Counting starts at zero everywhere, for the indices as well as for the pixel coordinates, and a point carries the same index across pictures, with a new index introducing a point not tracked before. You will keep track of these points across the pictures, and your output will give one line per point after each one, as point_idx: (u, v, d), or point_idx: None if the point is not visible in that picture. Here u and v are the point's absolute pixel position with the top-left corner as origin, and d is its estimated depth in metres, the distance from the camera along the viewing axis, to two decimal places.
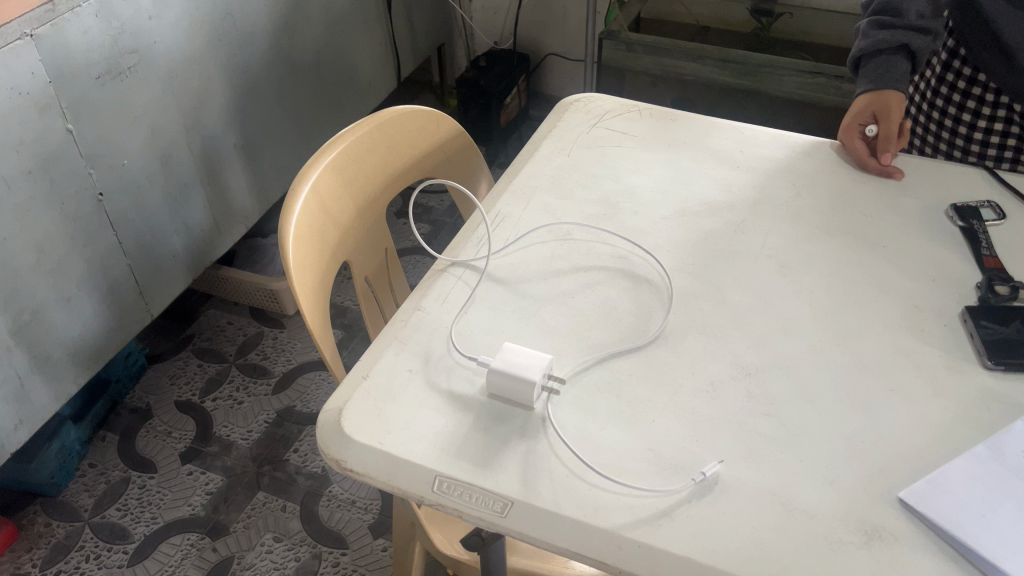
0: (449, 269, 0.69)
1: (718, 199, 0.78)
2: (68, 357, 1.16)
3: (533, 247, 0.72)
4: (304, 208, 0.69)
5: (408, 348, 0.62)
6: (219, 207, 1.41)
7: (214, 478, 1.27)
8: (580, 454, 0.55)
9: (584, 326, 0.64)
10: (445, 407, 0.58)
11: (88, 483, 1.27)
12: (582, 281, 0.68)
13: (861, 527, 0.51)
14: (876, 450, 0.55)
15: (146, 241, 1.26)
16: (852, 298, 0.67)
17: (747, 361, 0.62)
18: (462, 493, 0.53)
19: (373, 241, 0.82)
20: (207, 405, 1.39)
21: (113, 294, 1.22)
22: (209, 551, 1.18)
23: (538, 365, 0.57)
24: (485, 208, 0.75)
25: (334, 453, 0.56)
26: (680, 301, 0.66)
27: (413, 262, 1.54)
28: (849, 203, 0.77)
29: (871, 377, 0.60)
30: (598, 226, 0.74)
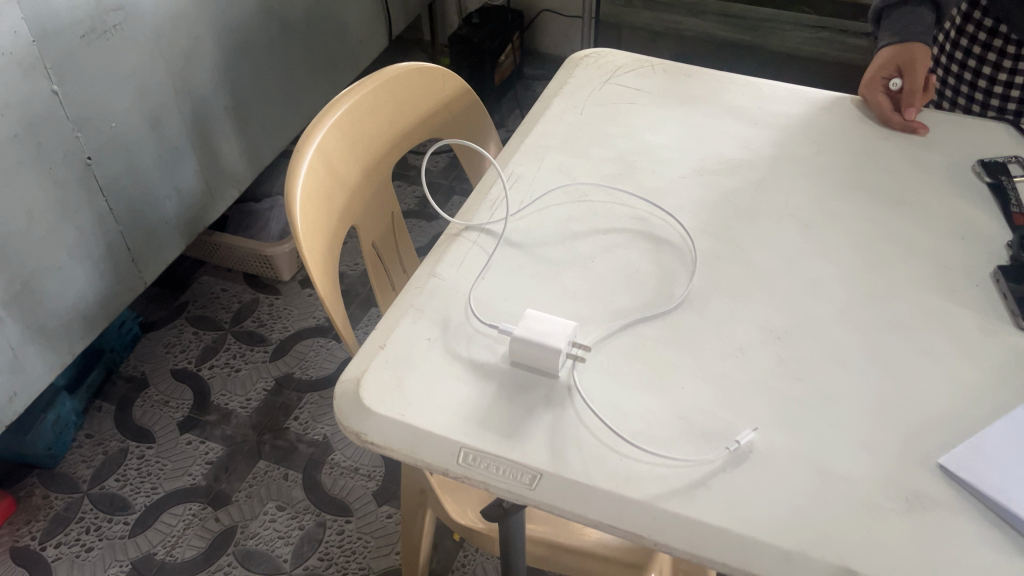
0: (463, 233, 0.66)
1: (738, 156, 0.75)
2: (62, 326, 1.13)
3: (550, 209, 0.69)
4: (310, 170, 0.67)
5: (425, 316, 0.60)
6: (211, 170, 1.38)
7: (214, 447, 1.26)
8: (608, 422, 0.53)
9: (605, 291, 0.62)
10: (466, 376, 0.56)
11: (85, 455, 1.25)
12: (603, 243, 0.66)
13: (901, 494, 0.49)
14: (911, 412, 0.54)
15: (138, 206, 1.22)
16: (880, 257, 0.65)
17: (774, 324, 0.60)
18: (488, 465, 0.51)
19: (380, 205, 0.79)
20: (204, 372, 1.36)
21: (106, 263, 1.19)
22: (211, 520, 1.17)
23: (563, 333, 0.55)
24: (497, 168, 0.72)
25: (354, 425, 0.54)
26: (705, 264, 0.64)
27: (411, 224, 1.52)
28: (871, 160, 0.75)
29: (902, 340, 0.59)
30: (616, 187, 0.71)
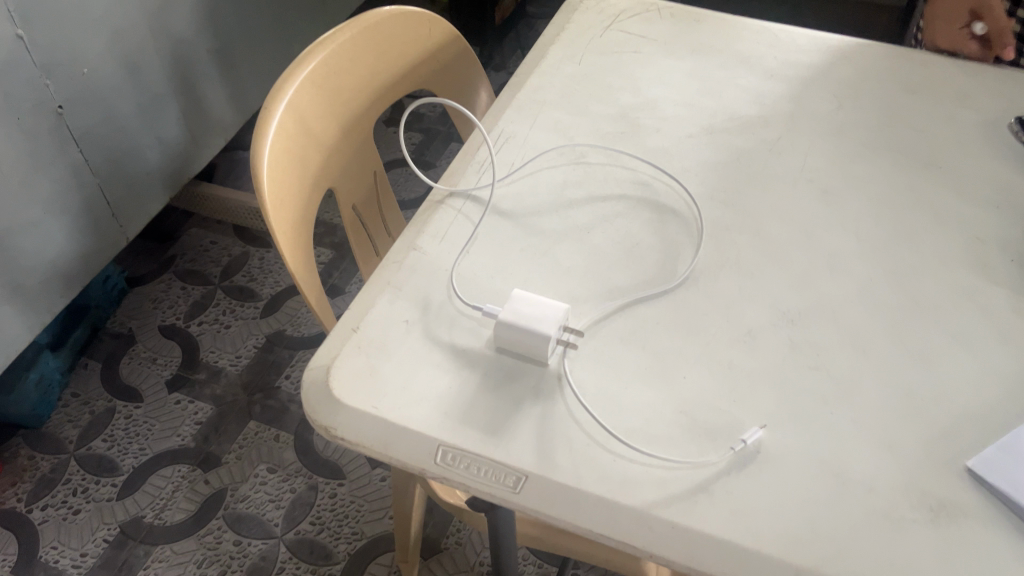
0: (447, 200, 0.60)
1: (752, 113, 0.68)
2: (41, 284, 1.08)
3: (543, 173, 0.63)
4: (280, 129, 0.61)
5: (404, 295, 0.54)
6: (195, 117, 1.31)
7: (203, 407, 1.22)
8: (600, 418, 0.48)
9: (602, 266, 0.56)
10: (447, 364, 0.51)
11: (71, 414, 1.22)
12: (600, 212, 0.60)
13: (926, 502, 0.44)
14: (938, 407, 0.49)
15: (117, 157, 1.16)
16: (906, 227, 0.59)
17: (787, 305, 0.54)
18: (469, 466, 0.47)
19: (361, 164, 0.73)
20: (193, 329, 1.32)
21: (85, 217, 1.13)
22: (201, 483, 1.14)
23: (552, 317, 0.50)
24: (486, 126, 0.66)
25: (322, 419, 0.49)
26: (712, 236, 0.58)
27: (405, 174, 1.46)
28: (897, 117, 0.68)
29: (929, 323, 0.53)
30: (616, 147, 0.65)
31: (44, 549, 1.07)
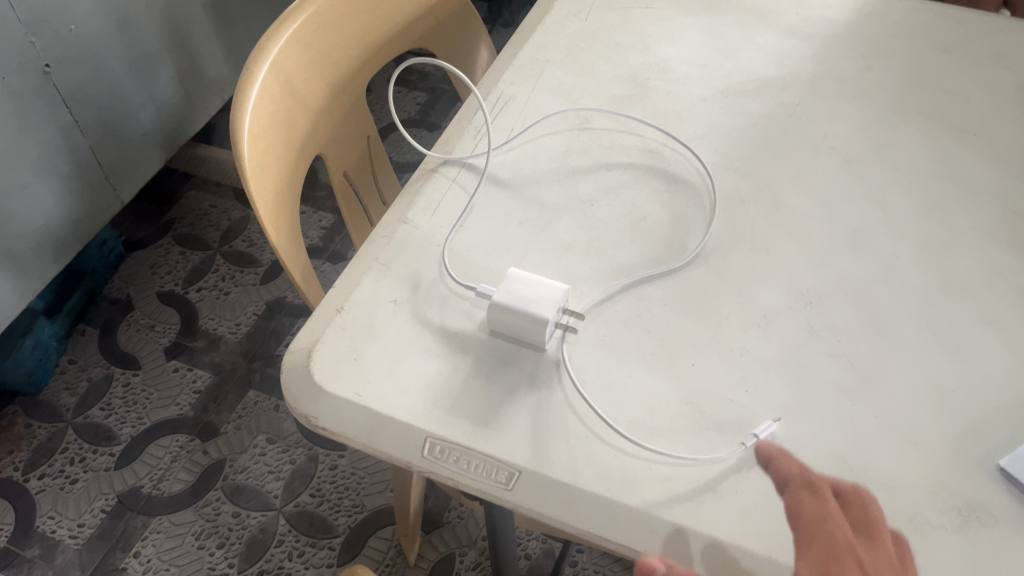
0: (441, 168, 0.56)
1: (771, 74, 0.64)
2: (31, 250, 1.05)
3: (544, 140, 0.59)
4: (263, 92, 0.56)
5: (392, 273, 0.51)
6: (190, 77, 1.26)
7: (202, 375, 1.20)
8: (600, 409, 0.44)
9: (605, 242, 0.52)
10: (437, 349, 0.47)
11: (68, 382, 1.19)
12: (604, 182, 0.56)
13: (953, 505, 0.41)
14: (967, 399, 0.45)
15: (109, 118, 1.12)
16: (937, 200, 0.55)
17: (806, 284, 0.50)
18: (458, 460, 0.43)
19: (352, 128, 0.69)
20: (191, 295, 1.29)
21: (75, 180, 1.09)
22: (199, 453, 1.12)
23: (551, 299, 0.46)
24: (484, 88, 0.61)
25: (302, 407, 0.45)
26: (726, 209, 0.54)
27: (409, 136, 1.41)
28: (928, 77, 0.63)
29: (959, 306, 0.49)
30: (623, 111, 0.60)
31: (40, 519, 1.06)
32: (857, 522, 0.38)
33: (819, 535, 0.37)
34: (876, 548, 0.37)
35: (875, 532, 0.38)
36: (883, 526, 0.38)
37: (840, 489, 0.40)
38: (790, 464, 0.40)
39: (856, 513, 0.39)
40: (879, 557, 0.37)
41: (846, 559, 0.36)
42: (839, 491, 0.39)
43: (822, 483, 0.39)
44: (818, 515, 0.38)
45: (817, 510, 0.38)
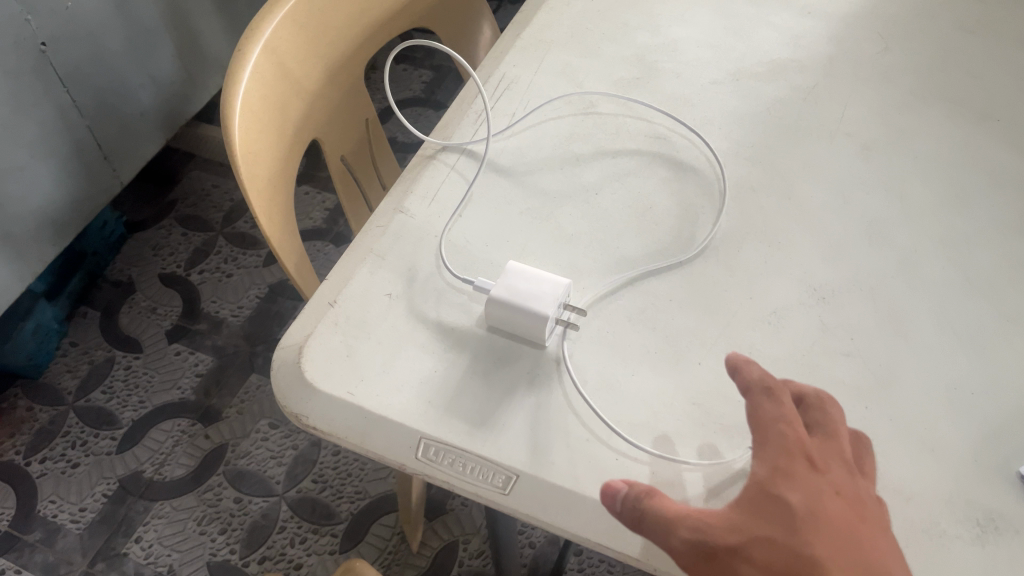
0: (439, 155, 0.54)
1: (785, 56, 0.61)
2: (29, 232, 1.04)
3: (547, 125, 0.56)
4: (256, 74, 0.54)
5: (387, 265, 0.49)
6: (191, 55, 1.24)
7: (204, 359, 1.18)
8: (601, 411, 0.43)
9: (610, 233, 0.50)
10: (433, 346, 0.45)
11: (70, 364, 1.18)
12: (609, 170, 0.54)
13: (972, 516, 0.39)
14: (988, 403, 0.43)
15: (107, 97, 1.10)
16: (957, 190, 0.52)
17: (819, 279, 0.48)
18: (453, 463, 0.42)
19: (350, 110, 0.67)
20: (194, 277, 1.27)
21: (74, 161, 1.07)
22: (201, 438, 1.11)
23: (552, 295, 0.44)
24: (485, 71, 0.59)
25: (292, 406, 0.44)
26: (736, 198, 0.52)
27: (414, 115, 1.39)
28: (949, 59, 0.60)
29: (980, 303, 0.47)
30: (630, 95, 0.58)
31: (42, 503, 1.05)
32: (813, 424, 0.39)
33: (774, 436, 0.37)
34: (829, 446, 0.38)
35: (833, 432, 0.38)
36: (842, 426, 0.39)
37: (800, 391, 0.40)
38: (753, 371, 0.40)
39: (813, 414, 0.39)
40: (829, 452, 0.38)
41: (797, 458, 0.37)
42: (800, 395, 0.40)
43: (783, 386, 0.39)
44: (778, 416, 0.38)
45: (778, 412, 0.38)
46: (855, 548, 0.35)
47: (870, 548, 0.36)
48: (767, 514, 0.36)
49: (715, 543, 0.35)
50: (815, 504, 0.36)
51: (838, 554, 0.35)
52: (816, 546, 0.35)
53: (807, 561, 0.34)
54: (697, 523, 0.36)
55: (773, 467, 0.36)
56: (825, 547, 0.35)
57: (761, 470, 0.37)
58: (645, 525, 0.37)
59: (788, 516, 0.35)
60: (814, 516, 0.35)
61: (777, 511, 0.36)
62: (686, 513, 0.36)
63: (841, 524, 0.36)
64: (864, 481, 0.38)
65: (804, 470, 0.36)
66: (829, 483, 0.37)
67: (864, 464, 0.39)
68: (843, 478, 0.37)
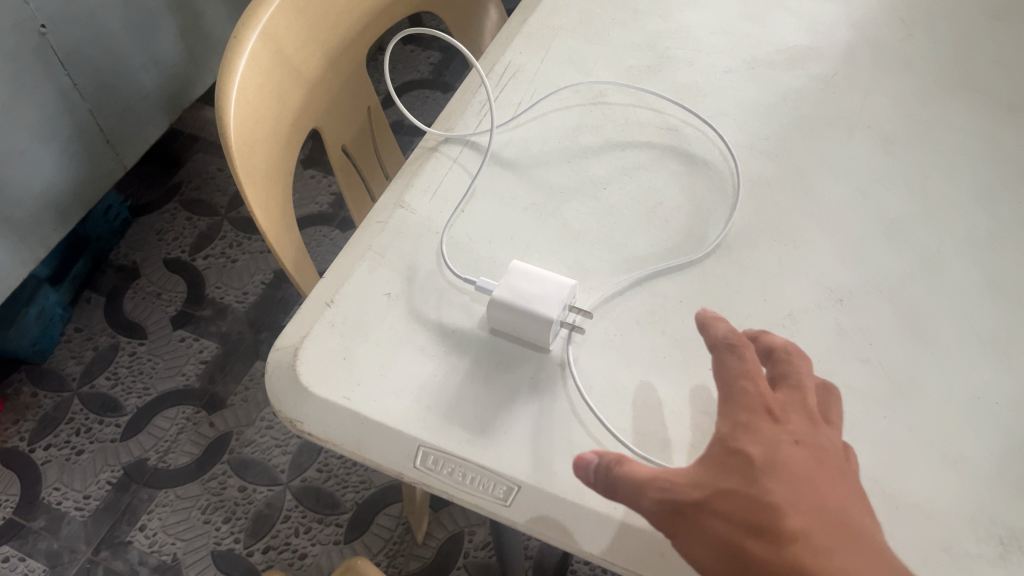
0: (441, 147, 0.52)
1: (803, 43, 0.58)
2: (30, 217, 1.02)
3: (554, 115, 0.54)
4: (253, 61, 0.51)
5: (386, 263, 0.47)
6: (194, 36, 1.21)
7: (209, 346, 1.17)
8: (606, 419, 0.41)
9: (618, 230, 0.48)
10: (433, 348, 0.44)
11: (74, 350, 1.17)
12: (618, 163, 0.52)
13: (994, 533, 0.37)
14: (1012, 413, 0.41)
15: (109, 79, 1.08)
16: (982, 186, 0.50)
17: (836, 280, 0.46)
18: (453, 472, 0.40)
19: (350, 97, 0.65)
20: (198, 263, 1.26)
21: (75, 145, 1.06)
22: (205, 425, 1.10)
23: (557, 297, 0.42)
24: (491, 58, 0.57)
25: (287, 411, 0.42)
26: (750, 194, 0.50)
27: (422, 97, 1.36)
28: (974, 47, 0.58)
29: (1005, 306, 0.45)
30: (641, 85, 0.56)
31: (46, 490, 1.04)
32: (780, 379, 0.38)
33: (737, 392, 0.37)
34: (791, 399, 0.37)
35: (797, 385, 0.38)
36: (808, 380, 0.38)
37: (768, 347, 0.39)
38: (721, 327, 0.40)
39: (779, 370, 0.39)
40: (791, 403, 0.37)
41: (757, 410, 0.36)
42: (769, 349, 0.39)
43: (748, 343, 0.38)
44: (742, 371, 0.37)
45: (743, 368, 0.37)
46: (814, 489, 0.34)
47: (829, 492, 0.35)
48: (729, 467, 0.35)
49: (682, 499, 0.35)
50: (773, 453, 0.35)
51: (799, 501, 0.34)
52: (774, 492, 0.34)
53: (766, 508, 0.34)
54: (665, 484, 0.35)
55: (735, 423, 0.36)
56: (784, 493, 0.34)
57: (724, 427, 0.36)
58: (620, 490, 0.36)
59: (747, 465, 0.35)
60: (773, 465, 0.34)
61: (737, 462, 0.35)
62: (656, 475, 0.36)
63: (801, 470, 0.35)
64: (829, 430, 0.37)
65: (764, 422, 0.36)
66: (788, 432, 0.36)
67: (830, 415, 0.38)
68: (806, 428, 0.36)
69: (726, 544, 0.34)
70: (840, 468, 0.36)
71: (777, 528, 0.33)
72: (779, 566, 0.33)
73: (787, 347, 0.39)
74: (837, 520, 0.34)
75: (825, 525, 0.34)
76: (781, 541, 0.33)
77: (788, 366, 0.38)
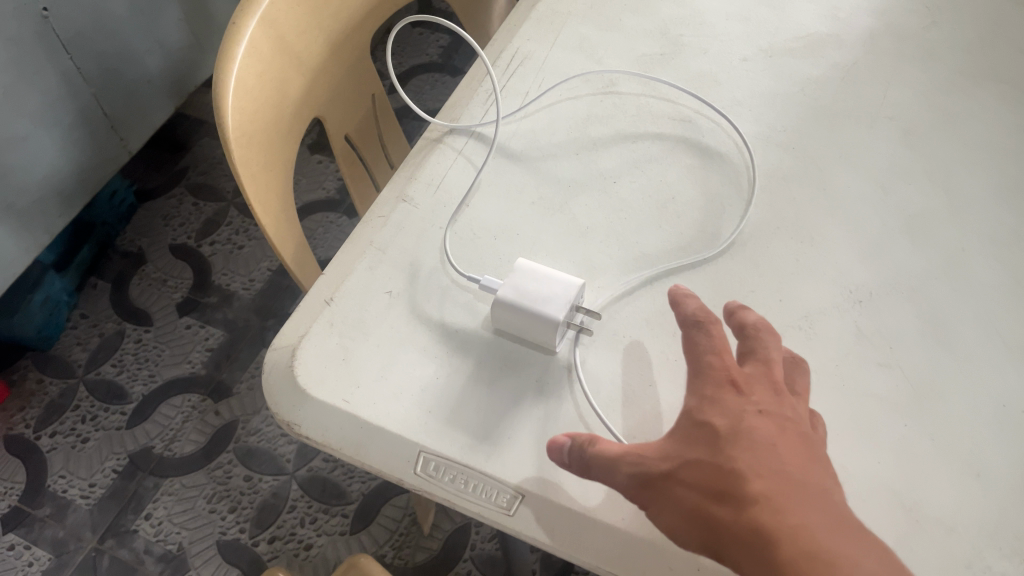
0: (445, 138, 0.50)
1: (823, 30, 0.56)
2: (33, 204, 1.01)
3: (563, 105, 0.52)
4: (252, 49, 0.49)
5: (388, 259, 0.45)
6: (199, 19, 1.19)
7: (215, 333, 1.16)
8: (613, 425, 0.40)
9: (628, 227, 0.46)
10: (434, 349, 0.42)
11: (80, 337, 1.15)
12: (630, 156, 0.50)
13: (1019, 549, 0.36)
14: None
15: (112, 64, 1.06)
16: (1009, 183, 0.48)
17: (854, 279, 0.44)
18: (454, 479, 0.38)
19: (354, 84, 0.63)
20: (204, 249, 1.24)
21: (78, 130, 1.04)
22: (211, 414, 1.09)
23: (564, 298, 0.40)
24: (498, 45, 0.55)
25: (284, 414, 0.41)
26: (766, 189, 0.48)
27: (431, 81, 1.34)
28: (1001, 37, 0.56)
29: None
30: (653, 73, 0.54)
31: (52, 478, 1.03)
32: (748, 353, 0.37)
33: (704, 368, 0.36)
34: (756, 370, 0.36)
35: (763, 358, 0.37)
36: (777, 352, 0.37)
37: (739, 322, 0.38)
38: (690, 305, 0.39)
39: (747, 344, 0.37)
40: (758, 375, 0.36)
41: (722, 384, 0.35)
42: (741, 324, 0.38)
43: (716, 320, 0.38)
44: (710, 348, 0.37)
45: (710, 344, 0.37)
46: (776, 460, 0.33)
47: (795, 460, 0.34)
48: (696, 441, 0.35)
49: (652, 473, 0.34)
50: (738, 425, 0.34)
51: (763, 469, 0.33)
52: (738, 461, 0.33)
53: (729, 476, 0.33)
54: (636, 458, 0.35)
55: (701, 397, 0.35)
56: (748, 462, 0.33)
57: (690, 401, 0.36)
58: (593, 468, 0.35)
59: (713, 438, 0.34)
60: (738, 436, 0.34)
61: (703, 436, 0.34)
62: (628, 450, 0.35)
63: (766, 440, 0.34)
64: (795, 400, 0.36)
65: (729, 395, 0.35)
66: (752, 404, 0.35)
67: (796, 385, 0.37)
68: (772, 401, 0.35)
69: (693, 512, 0.33)
70: (804, 436, 0.35)
71: (740, 494, 0.33)
72: (742, 532, 0.32)
73: (756, 321, 0.37)
74: (801, 486, 0.33)
75: (789, 491, 0.33)
76: (743, 508, 0.33)
77: (755, 339, 0.37)
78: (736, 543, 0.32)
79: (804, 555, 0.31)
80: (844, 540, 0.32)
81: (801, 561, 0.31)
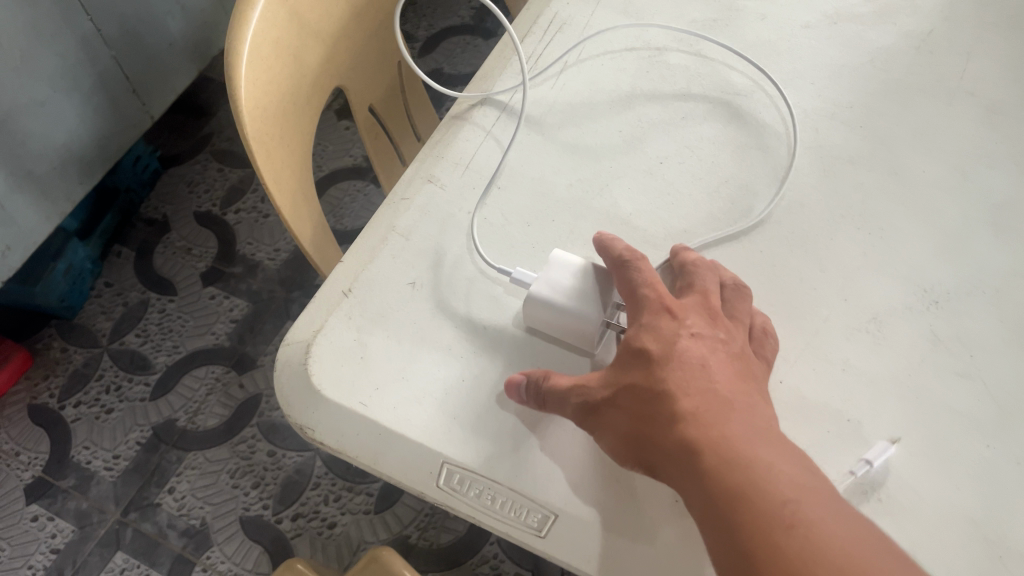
0: (474, 112, 0.46)
1: None
2: (54, 171, 0.99)
3: (604, 77, 0.48)
4: (267, 15, 0.45)
5: (411, 246, 0.41)
6: None
7: (239, 304, 1.12)
8: None
9: (675, 212, 0.42)
10: (460, 347, 0.38)
11: (104, 306, 1.13)
12: (677, 134, 0.45)
13: None
14: None
15: (134, 26, 1.02)
16: None
17: (931, 279, 0.39)
18: (481, 494, 0.35)
19: (377, 50, 0.59)
20: (229, 218, 1.20)
21: (99, 95, 1.01)
22: (235, 387, 1.06)
23: (587, 288, 0.37)
24: (533, 9, 0.50)
25: (298, 419, 0.37)
26: (829, 173, 0.43)
27: (461, 44, 1.29)
28: None
29: None
30: (705, 42, 0.49)
31: (76, 449, 1.01)
32: (687, 286, 0.37)
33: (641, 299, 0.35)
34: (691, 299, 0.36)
35: (699, 289, 0.36)
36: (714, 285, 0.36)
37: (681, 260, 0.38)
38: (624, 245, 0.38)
39: (686, 277, 0.37)
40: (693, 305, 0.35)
41: (658, 312, 0.35)
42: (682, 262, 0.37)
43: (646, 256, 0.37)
44: (645, 280, 0.36)
45: (643, 276, 0.36)
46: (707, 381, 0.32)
47: (726, 378, 0.33)
48: (631, 365, 0.34)
49: (595, 399, 0.34)
50: (671, 347, 0.33)
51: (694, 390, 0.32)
52: (669, 379, 0.32)
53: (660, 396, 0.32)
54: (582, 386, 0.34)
55: (638, 325, 0.35)
56: (678, 380, 0.32)
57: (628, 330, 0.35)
58: (548, 400, 0.35)
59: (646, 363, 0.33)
60: (671, 358, 0.33)
61: (637, 361, 0.34)
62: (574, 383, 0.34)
63: (698, 360, 0.33)
64: (731, 324, 0.35)
65: (664, 320, 0.34)
66: (686, 328, 0.34)
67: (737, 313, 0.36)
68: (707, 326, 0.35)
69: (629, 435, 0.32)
70: (739, 358, 0.34)
71: (670, 411, 0.32)
72: (677, 448, 0.31)
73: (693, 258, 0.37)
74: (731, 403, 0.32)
75: (719, 406, 0.32)
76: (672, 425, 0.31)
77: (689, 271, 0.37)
78: (671, 460, 0.31)
79: (730, 461, 0.30)
80: (774, 449, 0.30)
81: (728, 468, 0.30)
